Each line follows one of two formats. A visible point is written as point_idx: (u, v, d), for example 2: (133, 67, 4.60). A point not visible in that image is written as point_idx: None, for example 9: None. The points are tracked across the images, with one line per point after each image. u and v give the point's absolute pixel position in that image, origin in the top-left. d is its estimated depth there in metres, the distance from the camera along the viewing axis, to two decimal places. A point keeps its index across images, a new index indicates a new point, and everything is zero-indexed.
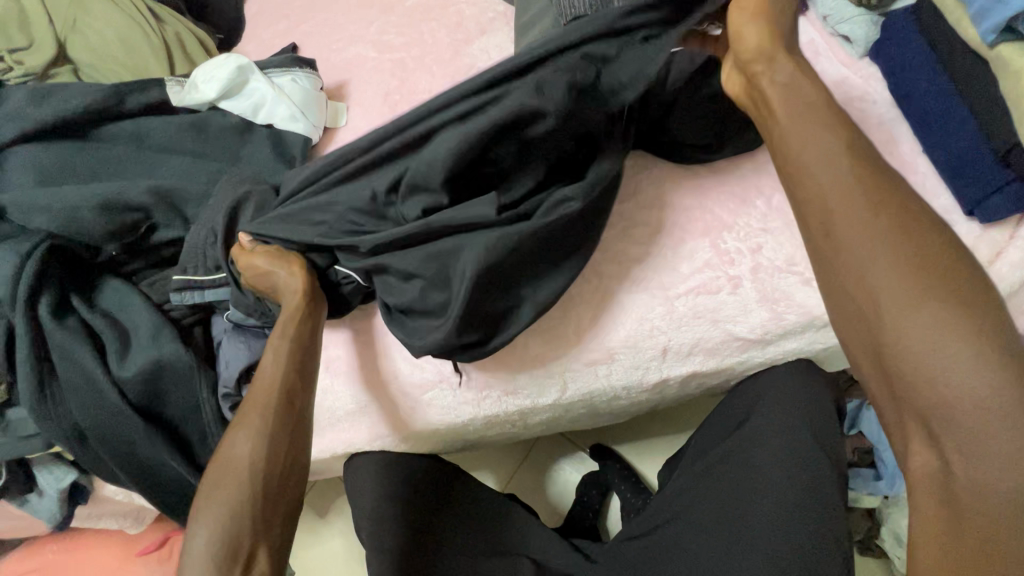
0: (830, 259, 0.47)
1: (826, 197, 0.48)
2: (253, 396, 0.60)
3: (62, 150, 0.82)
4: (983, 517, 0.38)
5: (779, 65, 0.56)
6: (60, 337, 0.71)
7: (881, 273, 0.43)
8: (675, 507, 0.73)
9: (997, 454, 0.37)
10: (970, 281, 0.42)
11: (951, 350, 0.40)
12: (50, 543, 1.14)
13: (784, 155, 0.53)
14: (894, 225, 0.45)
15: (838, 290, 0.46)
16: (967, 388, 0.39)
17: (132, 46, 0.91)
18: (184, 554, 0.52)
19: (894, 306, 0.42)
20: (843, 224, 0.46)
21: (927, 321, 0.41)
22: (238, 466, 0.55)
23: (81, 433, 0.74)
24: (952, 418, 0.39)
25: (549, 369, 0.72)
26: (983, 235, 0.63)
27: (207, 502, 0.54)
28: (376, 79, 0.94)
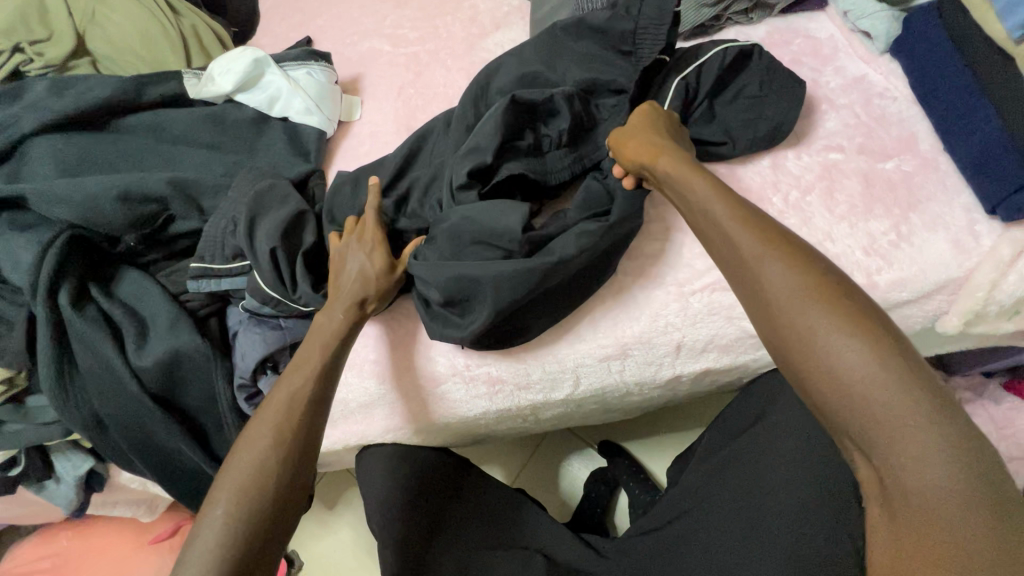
0: (741, 283, 0.50)
1: (725, 227, 0.52)
2: (275, 399, 0.60)
3: (82, 141, 0.82)
4: (921, 518, 0.39)
5: (659, 163, 0.59)
6: (79, 326, 0.72)
7: (779, 290, 0.47)
8: (686, 503, 0.74)
9: (914, 453, 0.40)
10: (850, 296, 0.46)
11: (850, 356, 0.43)
12: (64, 530, 1.16)
13: (677, 195, 0.57)
14: (782, 246, 0.49)
15: (753, 311, 0.49)
16: (872, 391, 0.42)
17: (149, 37, 0.92)
18: (186, 552, 0.52)
19: (792, 325, 0.46)
20: (743, 250, 0.50)
21: (828, 332, 0.44)
22: (254, 467, 0.55)
23: (98, 420, 0.75)
24: (867, 422, 0.42)
25: (562, 364, 0.72)
26: (1003, 235, 0.60)
27: (218, 500, 0.54)
28: (391, 73, 0.94)
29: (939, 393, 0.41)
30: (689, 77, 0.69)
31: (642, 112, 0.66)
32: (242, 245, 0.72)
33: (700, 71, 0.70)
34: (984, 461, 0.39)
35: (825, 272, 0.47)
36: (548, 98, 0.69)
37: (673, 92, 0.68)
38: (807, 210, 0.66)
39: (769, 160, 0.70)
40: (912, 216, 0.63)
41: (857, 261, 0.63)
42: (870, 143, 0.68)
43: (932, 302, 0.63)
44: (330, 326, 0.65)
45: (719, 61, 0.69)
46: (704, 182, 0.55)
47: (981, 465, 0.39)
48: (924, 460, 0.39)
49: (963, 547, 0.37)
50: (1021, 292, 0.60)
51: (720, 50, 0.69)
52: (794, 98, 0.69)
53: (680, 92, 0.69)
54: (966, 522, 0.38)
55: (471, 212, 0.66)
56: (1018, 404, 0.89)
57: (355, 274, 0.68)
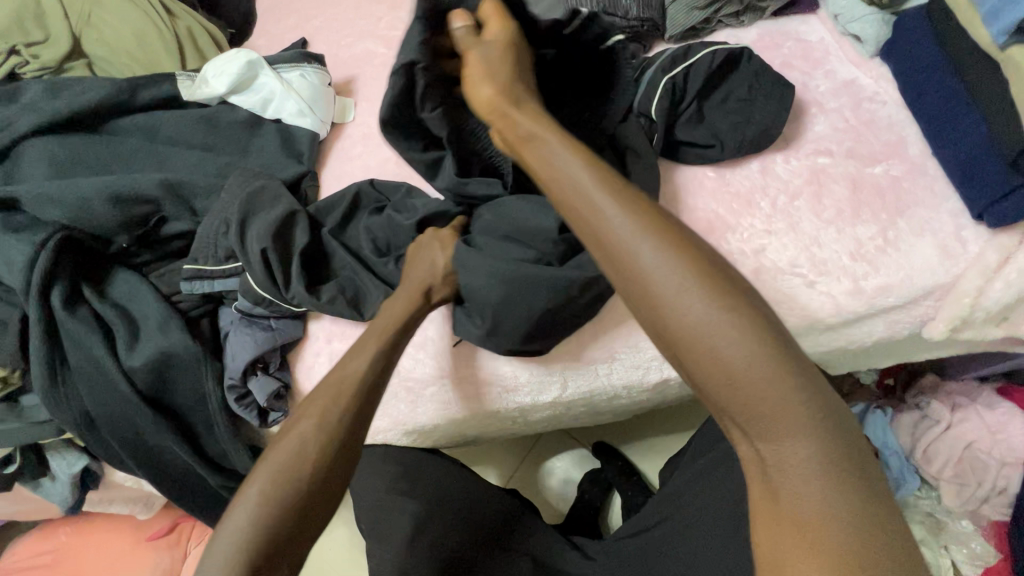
0: (608, 262, 0.46)
1: (589, 200, 0.47)
2: (327, 385, 0.58)
3: (77, 142, 0.83)
4: (795, 489, 0.41)
5: (510, 111, 0.56)
6: (72, 325, 0.73)
7: (654, 269, 0.44)
8: (672, 506, 0.74)
9: (783, 424, 0.41)
10: (720, 272, 0.44)
11: (725, 335, 0.42)
12: (63, 526, 1.18)
13: (537, 168, 0.52)
14: (652, 217, 0.46)
15: (629, 294, 0.45)
16: (745, 369, 0.41)
17: (144, 39, 0.93)
18: (218, 534, 0.50)
19: (672, 309, 0.43)
20: (610, 227, 0.46)
21: (703, 311, 0.42)
22: (297, 449, 0.53)
23: (90, 419, 0.76)
24: (744, 399, 0.42)
25: (549, 367, 0.72)
26: (990, 241, 0.60)
27: (256, 480, 0.51)
28: (384, 75, 0.94)
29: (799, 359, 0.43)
30: (677, 78, 0.69)
31: (496, 45, 0.60)
32: (235, 244, 0.73)
33: (688, 73, 0.69)
34: (844, 429, 0.42)
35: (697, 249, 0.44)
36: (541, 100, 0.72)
37: (661, 92, 0.68)
38: (794, 215, 0.66)
39: (757, 164, 0.70)
40: (900, 221, 0.63)
41: (843, 266, 0.63)
42: (859, 147, 0.68)
43: (919, 307, 0.63)
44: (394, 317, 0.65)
45: (708, 64, 0.68)
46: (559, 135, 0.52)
47: (835, 423, 0.42)
48: (792, 430, 0.41)
49: (833, 514, 0.39)
50: (1007, 299, 0.60)
51: (709, 53, 0.69)
52: (784, 102, 0.68)
53: (668, 93, 0.68)
54: (835, 492, 0.40)
55: (513, 209, 0.69)
56: (1012, 410, 0.88)
57: (427, 264, 0.68)
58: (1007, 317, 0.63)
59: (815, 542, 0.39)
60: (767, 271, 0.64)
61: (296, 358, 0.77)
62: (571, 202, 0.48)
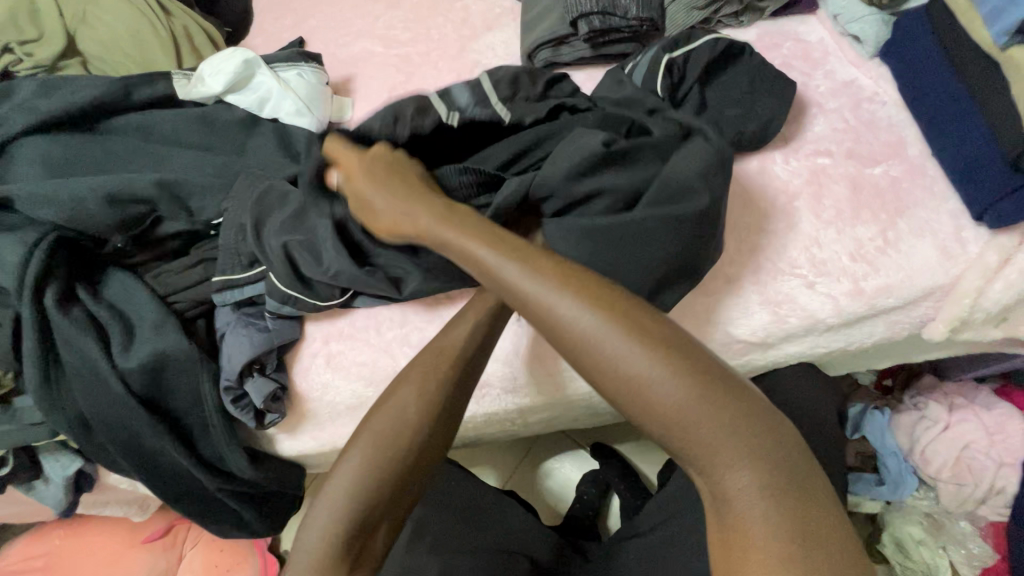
0: (530, 314, 0.49)
1: (498, 262, 0.50)
2: (428, 353, 0.58)
3: (70, 141, 0.82)
4: (739, 516, 0.41)
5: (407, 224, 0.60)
6: (65, 326, 0.72)
7: (570, 318, 0.46)
8: (671, 509, 0.74)
9: (717, 450, 0.42)
10: (623, 305, 0.47)
11: (638, 365, 0.44)
12: (56, 529, 1.16)
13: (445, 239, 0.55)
14: (558, 267, 0.49)
15: (554, 344, 0.47)
16: (670, 403, 0.43)
17: (139, 37, 0.92)
18: (321, 492, 0.53)
19: (586, 350, 0.45)
20: (525, 283, 0.48)
21: (623, 351, 0.44)
22: (397, 419, 0.54)
23: (84, 421, 0.75)
24: (675, 432, 0.43)
25: (548, 367, 0.71)
26: (990, 242, 0.60)
27: (360, 443, 0.54)
28: (382, 75, 0.94)
29: (728, 384, 0.44)
30: (678, 59, 0.69)
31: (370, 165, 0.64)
32: (257, 250, 0.72)
33: (689, 57, 0.70)
34: (776, 434, 0.43)
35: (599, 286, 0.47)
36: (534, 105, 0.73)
37: (664, 67, 0.69)
38: (794, 215, 0.66)
39: (757, 164, 0.69)
40: (900, 222, 0.63)
41: (843, 267, 0.63)
42: (859, 148, 0.68)
43: (918, 308, 0.63)
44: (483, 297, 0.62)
45: (709, 50, 0.70)
46: (443, 226, 0.56)
47: (772, 443, 0.43)
48: (728, 456, 0.42)
49: (766, 538, 0.40)
50: (1007, 300, 0.60)
51: (711, 39, 0.70)
52: (783, 102, 0.68)
53: (669, 71, 0.69)
54: (772, 500, 0.41)
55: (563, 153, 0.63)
56: (1011, 411, 0.88)
57: None
58: (1007, 318, 0.63)
59: (753, 569, 0.39)
60: (766, 272, 0.64)
61: (293, 360, 0.77)
62: (484, 265, 0.51)
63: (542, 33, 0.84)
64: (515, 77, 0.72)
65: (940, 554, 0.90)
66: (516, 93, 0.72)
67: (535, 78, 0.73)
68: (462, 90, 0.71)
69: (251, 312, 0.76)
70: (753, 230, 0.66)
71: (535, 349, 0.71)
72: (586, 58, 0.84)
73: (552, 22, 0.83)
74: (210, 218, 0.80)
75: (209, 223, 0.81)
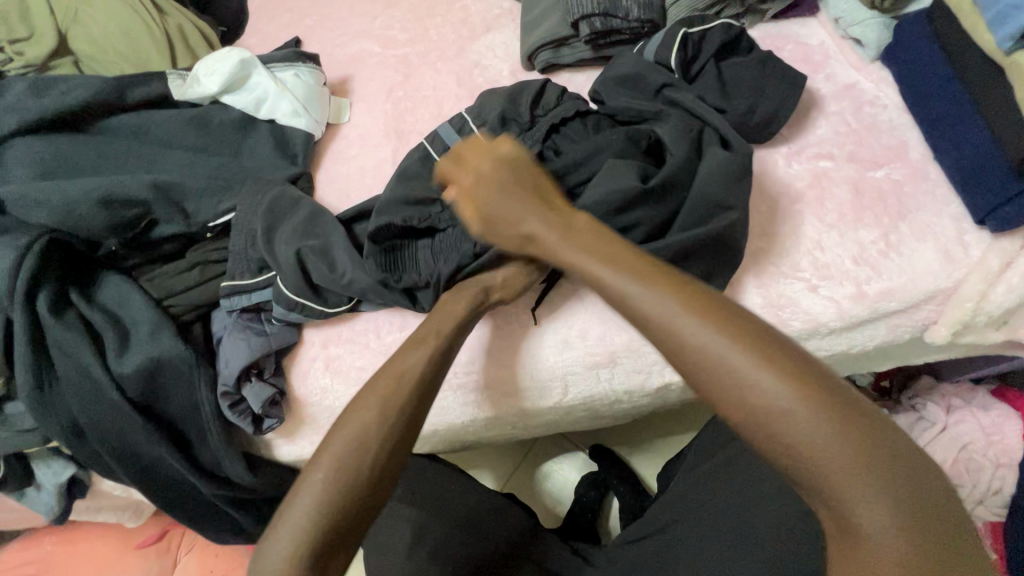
0: (658, 340, 0.48)
1: (626, 288, 0.50)
2: (384, 371, 0.58)
3: (62, 142, 0.80)
4: (875, 555, 0.40)
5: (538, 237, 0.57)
6: (58, 332, 0.71)
7: (704, 347, 0.45)
8: (673, 513, 0.73)
9: (860, 491, 0.41)
10: (757, 333, 0.45)
11: (774, 400, 0.43)
12: (48, 535, 1.14)
13: (563, 251, 0.55)
14: (693, 296, 0.48)
15: (680, 370, 0.47)
16: (810, 440, 0.42)
17: (133, 37, 0.90)
18: (284, 510, 0.51)
19: (714, 378, 0.45)
20: (655, 310, 0.48)
21: (762, 383, 0.43)
22: (364, 427, 0.53)
23: (78, 428, 0.74)
24: (810, 470, 0.42)
25: (551, 372, 0.71)
26: (992, 246, 0.60)
27: (328, 452, 0.52)
28: (380, 75, 0.93)
29: (862, 419, 0.43)
30: (693, 35, 0.72)
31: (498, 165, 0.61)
32: (267, 255, 0.72)
33: (704, 36, 0.73)
34: (914, 475, 0.42)
35: (733, 318, 0.46)
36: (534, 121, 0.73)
37: (678, 44, 0.71)
38: (797, 219, 0.66)
39: (760, 166, 0.69)
40: (902, 225, 0.63)
41: (846, 270, 0.63)
42: (861, 151, 0.68)
43: (921, 312, 0.63)
44: (457, 305, 0.63)
45: (721, 33, 0.72)
46: (563, 250, 0.55)
47: (915, 484, 0.42)
48: (870, 497, 0.41)
49: None
50: (1009, 303, 0.60)
51: (725, 23, 0.72)
52: (785, 106, 0.68)
53: (682, 47, 0.72)
54: (911, 546, 0.40)
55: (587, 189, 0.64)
56: (1007, 412, 0.89)
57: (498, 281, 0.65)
58: (1008, 322, 0.63)
59: None
60: (769, 275, 0.64)
61: (291, 364, 0.76)
62: (615, 296, 0.51)
63: (542, 34, 0.84)
64: (504, 116, 0.73)
65: None
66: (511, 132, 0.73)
67: (519, 105, 0.74)
68: (450, 133, 0.75)
69: (249, 316, 0.75)
70: (757, 234, 0.65)
71: (507, 348, 0.71)
72: (586, 59, 0.84)
73: (552, 23, 0.83)
74: (207, 220, 0.79)
75: (206, 226, 0.80)
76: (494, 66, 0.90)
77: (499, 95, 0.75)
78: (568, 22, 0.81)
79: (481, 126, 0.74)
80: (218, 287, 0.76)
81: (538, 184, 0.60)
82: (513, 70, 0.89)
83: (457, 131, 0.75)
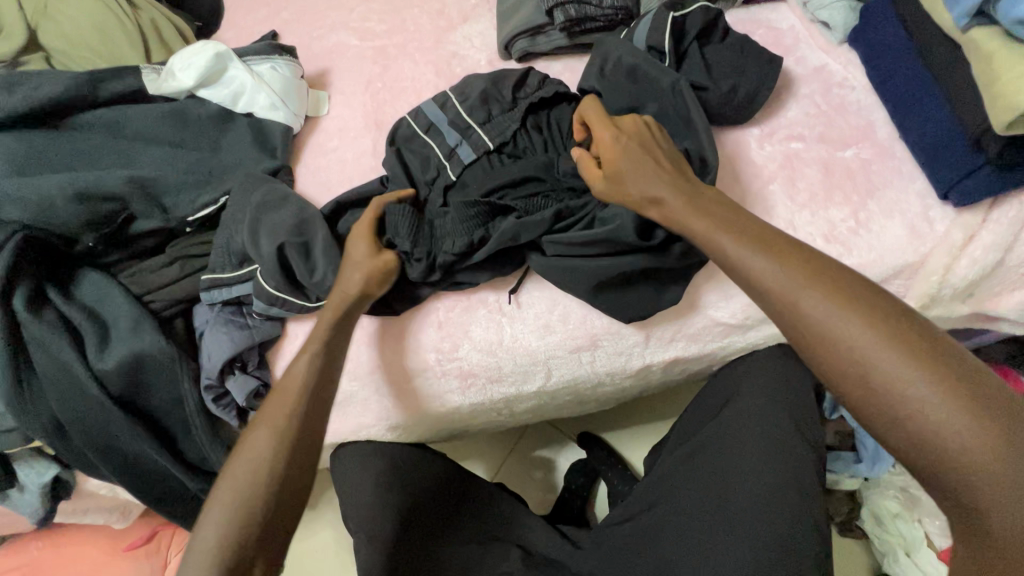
0: (786, 319, 0.50)
1: (750, 263, 0.52)
2: (279, 388, 0.61)
3: (35, 138, 0.79)
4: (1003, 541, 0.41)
5: (662, 195, 0.58)
6: (36, 329, 0.70)
7: (838, 331, 0.47)
8: (658, 492, 0.74)
9: (1000, 486, 0.41)
10: (896, 322, 0.46)
11: (917, 391, 0.43)
12: (34, 540, 1.13)
13: (677, 214, 0.57)
14: (826, 282, 0.49)
15: (806, 349, 0.49)
16: (951, 431, 0.42)
17: (105, 31, 0.89)
18: (193, 537, 0.54)
19: (851, 361, 0.46)
20: (779, 287, 0.50)
21: (895, 366, 0.44)
22: (235, 497, 0.54)
23: (59, 425, 0.73)
24: (943, 463, 0.42)
25: (535, 358, 0.72)
26: (955, 220, 0.62)
27: (207, 523, 0.54)
28: (358, 67, 0.93)
29: (1007, 418, 0.42)
30: (676, 19, 0.72)
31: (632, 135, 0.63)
32: (247, 245, 0.72)
33: (685, 20, 0.73)
34: None
35: (873, 306, 0.47)
36: (513, 102, 0.75)
37: (670, 28, 0.72)
38: (769, 199, 0.67)
39: (732, 148, 0.71)
40: (870, 203, 0.65)
41: (818, 248, 0.64)
42: (830, 132, 0.69)
43: (890, 286, 0.65)
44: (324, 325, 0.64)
45: (701, 17, 0.72)
46: (683, 206, 0.57)
47: None
48: (1007, 490, 0.41)
49: None
50: (972, 276, 0.62)
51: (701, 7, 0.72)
52: (763, 87, 0.69)
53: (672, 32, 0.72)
54: None
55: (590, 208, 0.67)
56: None
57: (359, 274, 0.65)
58: (972, 293, 0.65)
59: None
60: None
61: (275, 357, 0.76)
62: (738, 267, 0.53)
63: (518, 23, 0.84)
64: (485, 95, 0.75)
65: (914, 527, 0.85)
66: (491, 110, 0.75)
67: (501, 88, 0.76)
68: (433, 110, 0.76)
69: (231, 310, 0.75)
70: None
71: (495, 334, 0.71)
72: (562, 47, 0.85)
73: (528, 12, 0.84)
74: (185, 215, 0.80)
75: (184, 220, 0.80)
76: (471, 56, 0.90)
77: (482, 78, 0.77)
78: (543, 10, 0.82)
79: (463, 101, 0.75)
80: (199, 282, 0.76)
81: (661, 149, 0.62)
82: (490, 59, 0.89)
83: (442, 108, 0.76)
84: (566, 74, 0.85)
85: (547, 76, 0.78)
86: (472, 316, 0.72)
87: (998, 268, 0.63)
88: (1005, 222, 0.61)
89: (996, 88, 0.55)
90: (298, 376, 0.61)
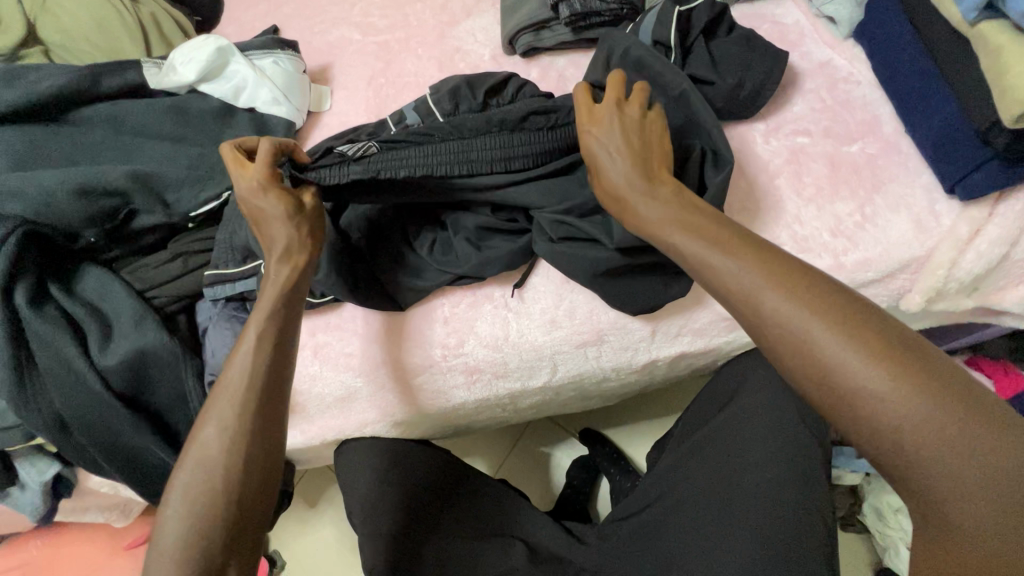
0: (744, 315, 0.50)
1: (709, 263, 0.52)
2: (224, 380, 0.56)
3: (37, 134, 0.79)
4: (960, 526, 0.41)
5: (637, 196, 0.57)
6: (39, 326, 0.70)
7: (793, 323, 0.47)
8: (663, 485, 0.74)
9: (954, 471, 0.41)
10: (852, 315, 0.46)
11: (871, 381, 0.43)
12: (33, 539, 1.12)
13: (650, 206, 0.56)
14: (787, 279, 0.49)
15: (766, 343, 0.49)
16: (903, 419, 0.42)
17: (104, 25, 0.88)
18: (154, 539, 0.51)
19: (806, 353, 0.46)
20: (742, 283, 0.50)
21: (849, 357, 0.44)
22: (193, 497, 0.51)
23: (62, 422, 0.72)
24: (897, 453, 0.43)
25: (540, 353, 0.71)
26: (962, 214, 0.62)
27: (167, 530, 0.51)
28: (361, 62, 0.92)
29: (965, 405, 0.42)
30: (682, 13, 0.72)
31: (618, 132, 0.59)
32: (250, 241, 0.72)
33: (690, 14, 0.73)
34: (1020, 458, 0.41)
35: (829, 299, 0.47)
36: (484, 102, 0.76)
37: (675, 21, 0.71)
38: (776, 194, 0.67)
39: (738, 143, 0.71)
40: (876, 198, 0.65)
41: (824, 243, 0.64)
42: (835, 126, 0.70)
43: (896, 281, 0.65)
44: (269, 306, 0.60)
45: (706, 11, 0.72)
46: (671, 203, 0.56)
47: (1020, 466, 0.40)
48: (959, 475, 0.41)
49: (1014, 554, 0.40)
50: (978, 270, 0.62)
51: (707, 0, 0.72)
52: (768, 82, 0.70)
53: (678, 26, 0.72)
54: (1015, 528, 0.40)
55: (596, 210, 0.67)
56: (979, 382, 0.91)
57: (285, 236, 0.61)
58: (976, 287, 0.66)
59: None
60: None
61: None
62: (699, 262, 0.53)
63: (523, 18, 0.84)
64: (455, 94, 0.76)
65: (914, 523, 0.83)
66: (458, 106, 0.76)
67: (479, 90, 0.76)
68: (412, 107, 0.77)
69: (235, 305, 0.75)
70: (736, 210, 0.67)
71: (501, 329, 0.71)
72: (566, 42, 0.85)
73: (532, 7, 0.83)
74: (188, 210, 0.79)
75: (187, 215, 0.79)
76: (475, 51, 0.90)
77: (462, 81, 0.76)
78: (548, 5, 0.81)
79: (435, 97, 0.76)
80: (202, 278, 0.76)
81: (649, 145, 0.60)
82: (494, 54, 0.89)
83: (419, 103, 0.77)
84: (570, 69, 0.85)
85: (528, 82, 0.76)
86: (479, 309, 0.72)
87: (1004, 261, 0.63)
88: (1010, 215, 0.61)
89: (1005, 82, 0.55)
90: (241, 362, 0.57)
